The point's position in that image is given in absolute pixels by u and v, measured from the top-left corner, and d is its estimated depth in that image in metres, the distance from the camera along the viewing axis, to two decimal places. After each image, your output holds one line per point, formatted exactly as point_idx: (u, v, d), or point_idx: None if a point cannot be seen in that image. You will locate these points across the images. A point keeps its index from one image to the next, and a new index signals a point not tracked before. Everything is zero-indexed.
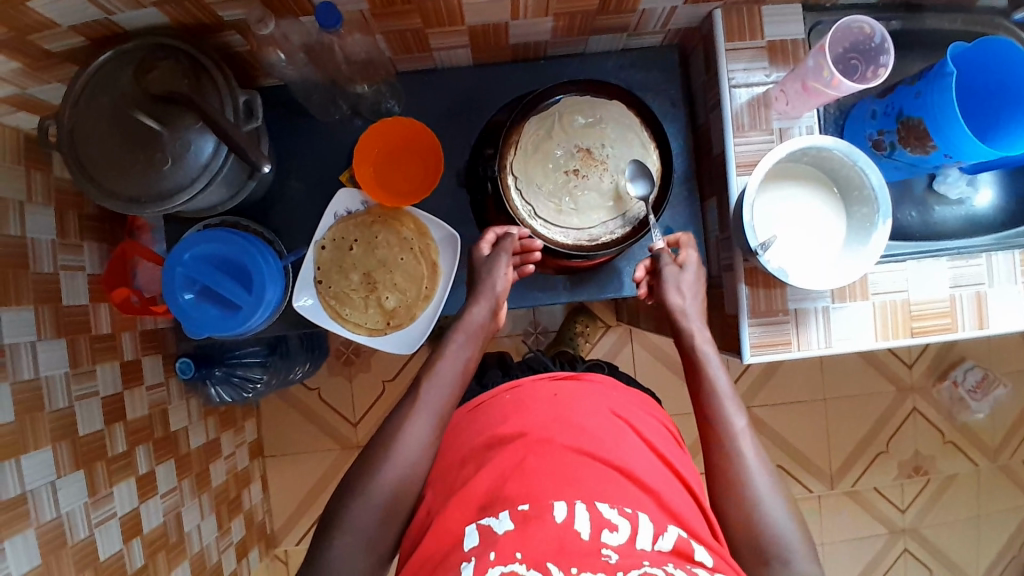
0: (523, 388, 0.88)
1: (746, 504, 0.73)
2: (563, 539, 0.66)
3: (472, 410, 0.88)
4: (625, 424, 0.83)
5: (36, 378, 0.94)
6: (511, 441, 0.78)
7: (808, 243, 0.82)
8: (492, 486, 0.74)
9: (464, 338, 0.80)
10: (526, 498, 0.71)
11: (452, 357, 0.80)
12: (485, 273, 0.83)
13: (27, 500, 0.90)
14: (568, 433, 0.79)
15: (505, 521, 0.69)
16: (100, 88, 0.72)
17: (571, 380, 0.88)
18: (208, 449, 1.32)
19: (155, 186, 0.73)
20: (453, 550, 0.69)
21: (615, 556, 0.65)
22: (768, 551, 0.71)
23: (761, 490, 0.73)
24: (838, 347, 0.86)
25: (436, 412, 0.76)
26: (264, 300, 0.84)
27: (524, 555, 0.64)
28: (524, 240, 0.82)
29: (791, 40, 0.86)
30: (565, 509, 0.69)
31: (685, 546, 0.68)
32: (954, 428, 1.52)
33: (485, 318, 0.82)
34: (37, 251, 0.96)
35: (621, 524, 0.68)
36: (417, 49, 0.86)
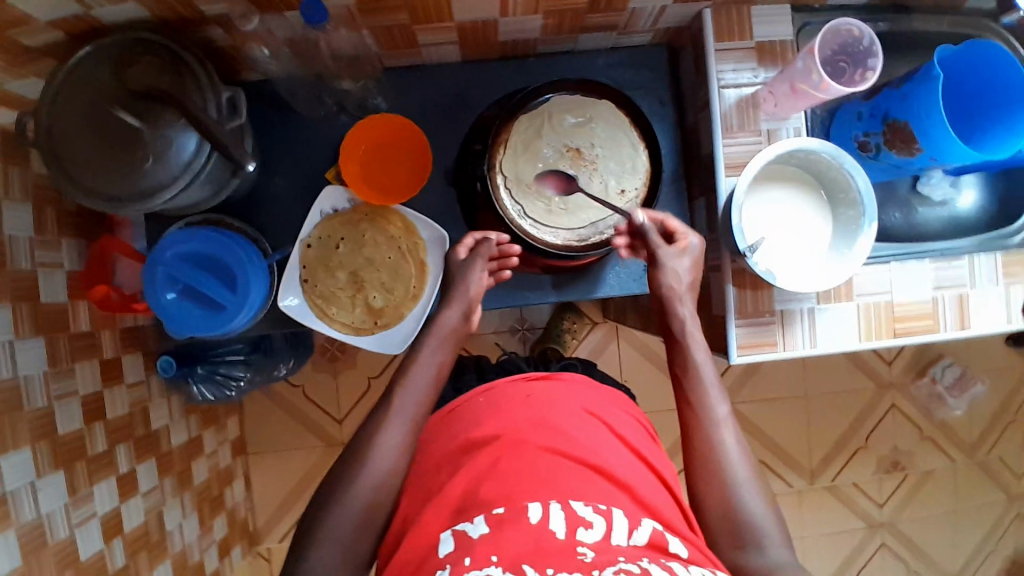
0: (496, 389, 0.86)
1: (723, 488, 0.73)
2: (540, 540, 0.64)
3: (446, 413, 0.86)
4: (602, 423, 0.82)
5: (13, 377, 0.92)
6: (485, 444, 0.77)
7: (795, 245, 0.82)
8: (467, 489, 0.73)
9: (436, 343, 0.83)
10: (501, 500, 0.70)
11: (425, 361, 0.82)
12: (459, 278, 0.85)
13: (4, 502, 0.88)
14: (542, 433, 0.77)
15: (480, 525, 0.68)
16: (77, 82, 0.70)
17: (546, 379, 0.86)
18: (190, 447, 1.30)
19: (137, 186, 0.71)
20: (429, 556, 0.68)
21: (591, 554, 0.63)
22: (744, 535, 0.71)
23: (738, 476, 0.74)
24: (823, 348, 0.87)
25: (409, 417, 0.78)
26: (248, 300, 0.83)
27: (499, 557, 0.63)
28: (502, 246, 0.84)
29: (779, 42, 0.86)
30: (540, 511, 0.68)
31: (659, 539, 0.68)
32: (932, 425, 1.54)
33: (457, 321, 0.84)
34: (13, 249, 0.93)
35: (596, 521, 0.67)
36: (404, 45, 0.84)
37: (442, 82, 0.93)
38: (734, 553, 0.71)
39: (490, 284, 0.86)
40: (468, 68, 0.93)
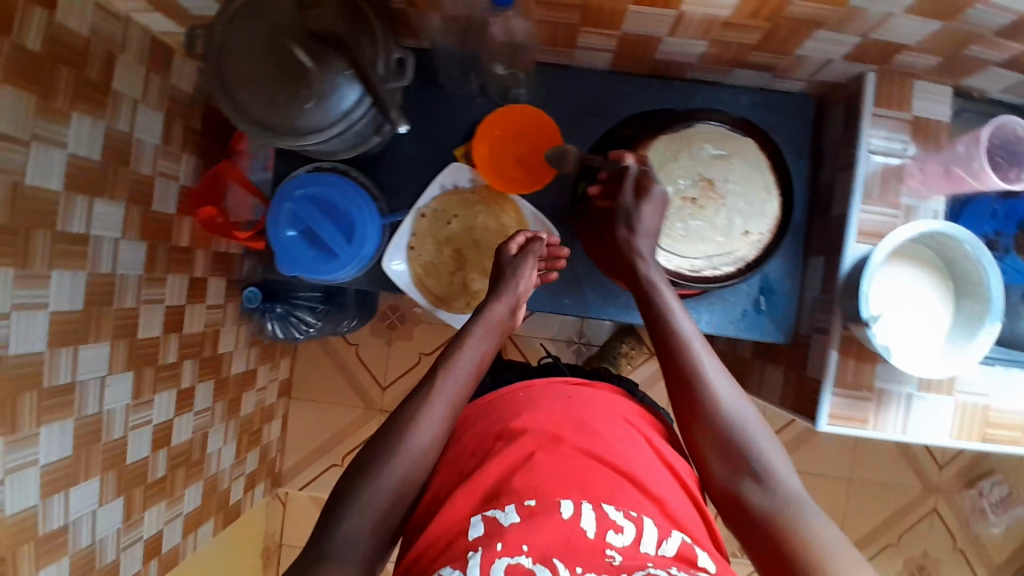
0: (537, 386, 0.85)
1: (721, 437, 0.70)
2: (569, 536, 0.66)
3: (485, 403, 0.84)
4: (638, 432, 0.80)
5: (112, 273, 0.95)
6: (522, 436, 0.76)
7: (911, 324, 0.80)
8: (500, 478, 0.72)
9: (483, 332, 0.81)
10: (533, 493, 0.69)
11: (471, 348, 0.80)
12: (510, 273, 0.85)
13: (75, 390, 0.91)
14: (581, 433, 0.77)
15: (512, 514, 0.67)
16: (260, 12, 0.73)
17: (586, 385, 0.86)
18: (244, 378, 1.33)
19: (293, 122, 0.74)
20: (459, 537, 0.68)
21: (619, 558, 0.64)
22: (746, 470, 0.68)
23: (740, 423, 0.70)
24: (911, 437, 0.85)
25: (451, 399, 0.76)
26: (360, 253, 0.85)
27: (531, 548, 0.64)
28: (552, 248, 0.88)
29: (935, 121, 0.84)
30: (572, 508, 0.68)
31: (687, 551, 0.69)
32: (969, 538, 1.49)
33: (505, 315, 0.84)
34: (139, 150, 0.97)
35: (626, 526, 0.68)
36: (563, 44, 0.84)
37: (586, 85, 0.93)
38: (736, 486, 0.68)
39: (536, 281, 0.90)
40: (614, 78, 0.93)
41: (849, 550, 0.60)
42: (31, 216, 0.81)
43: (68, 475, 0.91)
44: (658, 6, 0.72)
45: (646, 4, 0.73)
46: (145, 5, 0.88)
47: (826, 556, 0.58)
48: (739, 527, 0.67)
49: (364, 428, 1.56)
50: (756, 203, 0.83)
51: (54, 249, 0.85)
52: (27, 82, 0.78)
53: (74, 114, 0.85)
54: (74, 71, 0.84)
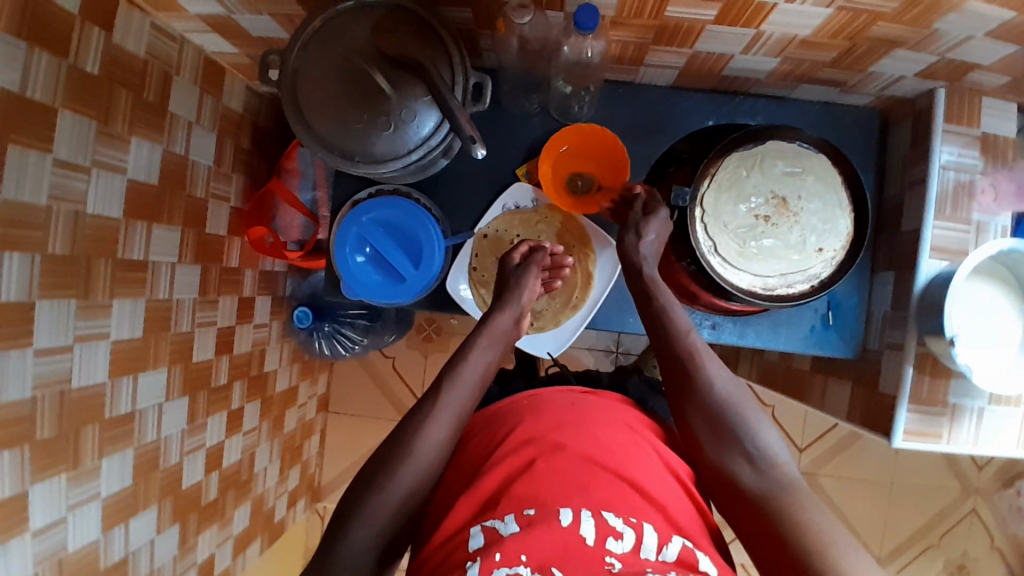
0: (542, 395, 0.85)
1: (715, 421, 0.71)
2: (568, 543, 0.64)
3: (492, 412, 0.85)
4: (641, 438, 0.79)
5: (169, 299, 0.94)
6: (523, 444, 0.75)
7: (991, 342, 0.78)
8: (501, 486, 0.71)
9: (487, 343, 0.79)
10: (533, 501, 0.68)
11: (475, 361, 0.77)
12: (513, 283, 0.84)
13: (135, 418, 0.89)
14: (581, 439, 0.75)
15: (511, 523, 0.66)
16: (337, 38, 0.72)
17: (590, 394, 0.85)
18: (287, 396, 1.32)
19: (370, 148, 0.73)
20: (459, 548, 0.67)
21: (618, 565, 0.62)
22: (739, 450, 0.69)
23: (735, 407, 0.71)
24: (981, 449, 0.84)
25: (454, 415, 0.74)
26: (430, 273, 0.83)
27: (530, 557, 0.62)
28: (555, 257, 0.88)
29: (1003, 137, 0.83)
30: (571, 515, 0.66)
31: (688, 556, 0.67)
32: (1008, 538, 1.49)
33: (509, 325, 0.82)
34: (194, 174, 0.96)
35: (626, 533, 0.66)
36: (630, 61, 0.83)
37: (648, 102, 0.92)
38: (728, 465, 0.70)
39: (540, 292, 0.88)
40: (675, 93, 0.92)
41: (837, 529, 0.63)
42: (98, 246, 0.79)
43: (128, 505, 0.90)
44: (737, 26, 0.71)
45: (726, 24, 0.72)
46: (202, 26, 0.86)
47: (820, 542, 0.61)
48: (734, 503, 0.69)
49: None
50: (829, 219, 0.82)
51: (115, 277, 0.83)
52: (91, 108, 0.76)
53: (136, 141, 0.83)
54: (134, 94, 0.82)
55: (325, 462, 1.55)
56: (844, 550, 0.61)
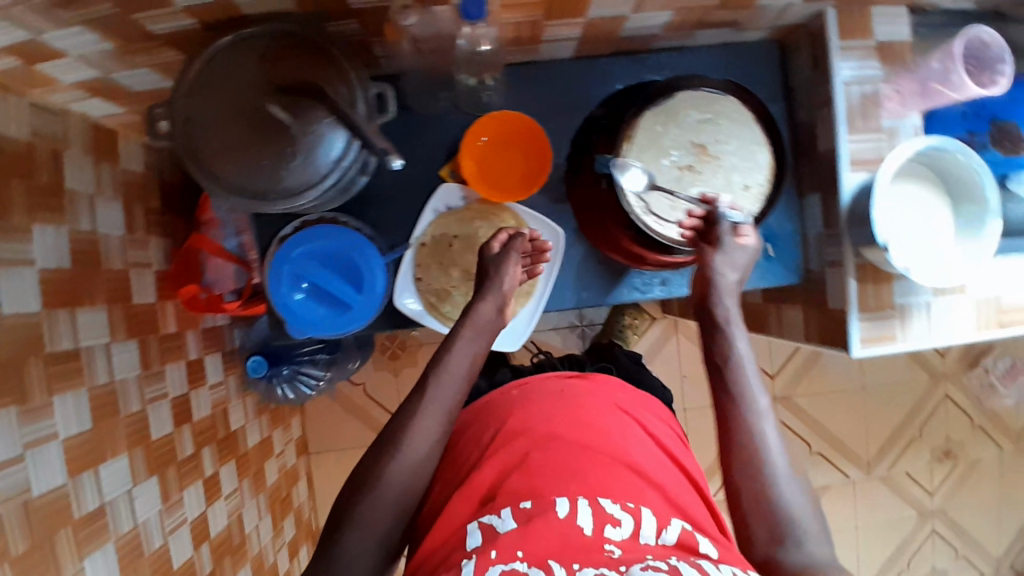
0: (532, 384, 0.90)
1: (765, 504, 0.70)
2: (567, 536, 0.65)
3: (479, 410, 0.89)
4: (630, 420, 0.85)
5: (111, 382, 0.89)
6: (516, 438, 0.79)
7: (923, 240, 0.82)
8: (496, 479, 0.76)
9: (472, 333, 0.79)
10: (528, 496, 0.71)
11: (460, 351, 0.78)
12: (493, 271, 0.83)
13: (105, 513, 0.85)
14: (573, 430, 0.80)
15: (508, 519, 0.69)
16: (221, 78, 0.69)
17: (581, 379, 0.90)
18: (263, 448, 1.28)
19: (283, 183, 0.70)
20: (456, 548, 0.69)
21: (618, 551, 0.64)
22: (785, 535, 0.68)
23: (784, 491, 0.70)
24: (938, 342, 0.88)
25: (443, 409, 0.74)
26: (375, 296, 0.82)
27: (525, 553, 0.63)
28: (535, 241, 0.86)
29: (898, 42, 0.85)
30: (567, 506, 0.69)
31: (688, 539, 0.69)
32: (983, 414, 1.56)
33: (493, 315, 0.82)
34: (107, 248, 0.91)
35: (623, 519, 0.68)
36: (526, 41, 0.82)
37: (555, 78, 0.91)
38: (771, 551, 0.68)
39: (524, 278, 0.87)
40: (579, 64, 0.92)
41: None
42: (21, 347, 0.74)
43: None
44: None
45: None
46: (81, 93, 0.82)
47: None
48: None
49: None
50: (749, 155, 0.84)
51: (48, 375, 0.78)
52: None
53: (37, 229, 0.78)
54: (24, 180, 0.77)
55: (320, 503, 1.51)
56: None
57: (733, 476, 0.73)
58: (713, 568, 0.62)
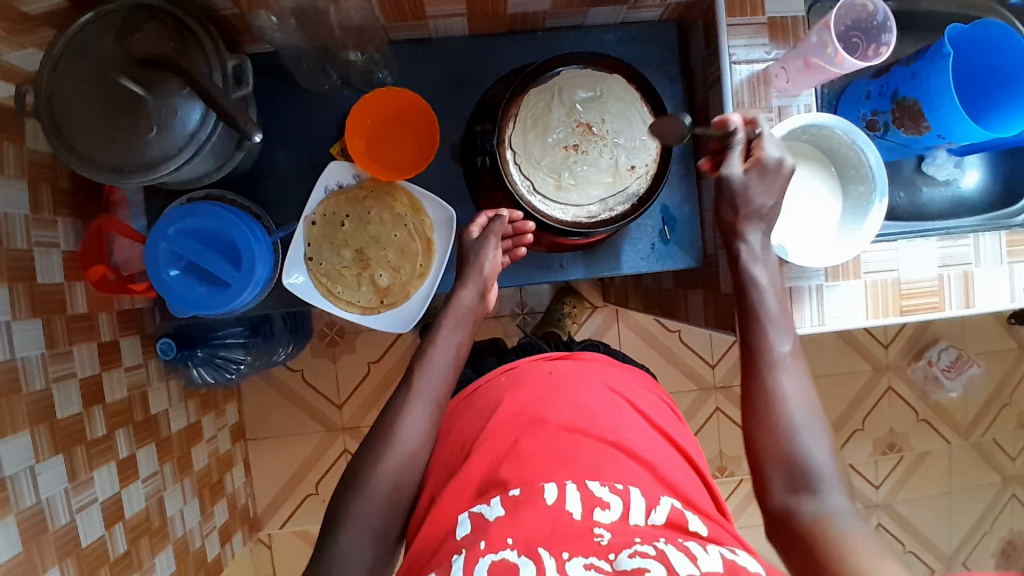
0: (519, 367, 0.83)
1: (787, 452, 0.71)
2: (556, 522, 0.63)
3: (467, 395, 0.83)
4: (623, 398, 0.80)
5: (12, 359, 0.88)
6: (506, 424, 0.74)
7: (806, 220, 0.83)
8: (487, 471, 0.70)
9: (454, 323, 0.83)
10: (518, 483, 0.67)
11: (444, 343, 0.83)
12: (474, 256, 0.86)
13: (5, 487, 0.84)
14: (564, 409, 0.75)
15: (497, 507, 0.66)
16: (78, 49, 0.69)
17: (566, 358, 0.84)
18: (189, 433, 1.28)
19: (141, 156, 0.70)
20: (448, 537, 0.67)
21: (607, 536, 0.63)
22: (806, 487, 0.69)
23: (802, 434, 0.72)
24: (831, 325, 0.88)
25: (431, 397, 0.79)
26: (253, 277, 0.81)
27: (516, 540, 0.62)
28: (517, 223, 0.85)
29: (791, 17, 0.84)
30: (555, 491, 0.66)
31: (678, 517, 0.67)
32: (928, 407, 1.55)
33: (474, 300, 0.85)
34: (10, 227, 0.90)
35: (613, 502, 0.66)
36: (411, 17, 0.82)
37: (450, 58, 0.91)
38: (789, 500, 0.70)
39: (505, 262, 0.88)
40: (474, 44, 0.91)
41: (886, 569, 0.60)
42: None
43: (22, 573, 0.85)
44: None
45: None
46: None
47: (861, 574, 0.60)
48: (785, 539, 0.69)
49: (332, 450, 1.53)
50: (636, 136, 0.84)
51: None
52: None
53: None
54: None
55: (257, 489, 1.52)
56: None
57: (753, 425, 0.74)
58: (703, 551, 0.62)
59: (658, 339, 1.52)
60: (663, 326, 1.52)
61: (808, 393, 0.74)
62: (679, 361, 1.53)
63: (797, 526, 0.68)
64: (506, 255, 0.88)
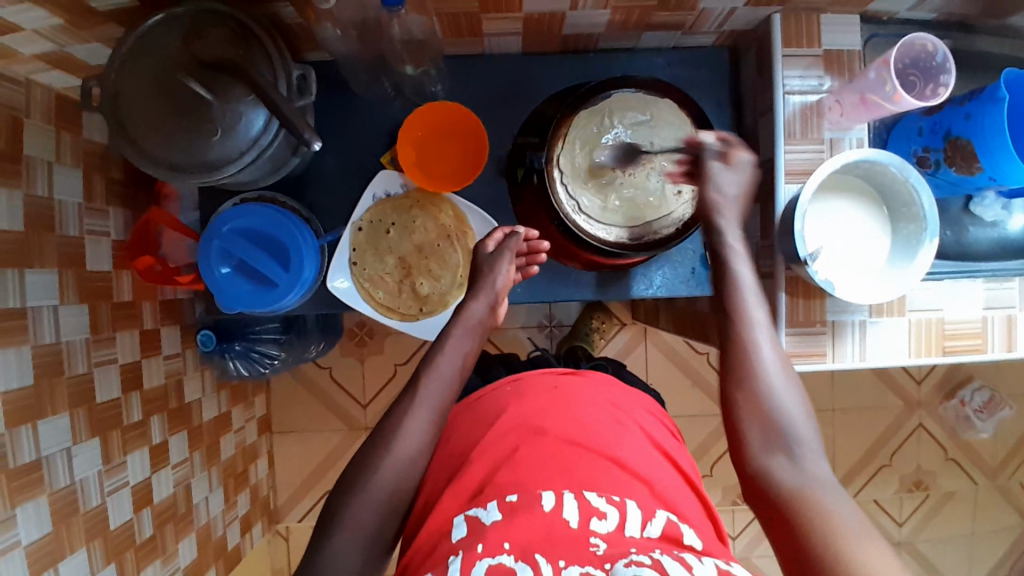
0: (524, 379, 0.83)
1: (763, 410, 0.70)
2: (551, 528, 0.62)
3: (470, 403, 0.83)
4: (625, 418, 0.78)
5: (57, 342, 0.89)
6: (506, 432, 0.74)
7: (851, 252, 0.83)
8: (485, 477, 0.70)
9: (463, 331, 0.82)
10: (515, 488, 0.67)
11: (452, 348, 0.81)
12: (487, 270, 0.86)
13: (41, 466, 0.86)
14: (563, 422, 0.75)
15: (494, 511, 0.65)
16: (146, 49, 0.71)
17: (573, 374, 0.83)
18: (218, 422, 1.30)
19: (204, 157, 0.72)
20: (442, 540, 0.66)
21: (603, 546, 0.61)
22: (779, 443, 0.68)
23: (779, 396, 0.70)
24: (872, 361, 0.87)
25: (434, 405, 0.77)
26: (301, 279, 0.84)
27: (512, 545, 0.60)
28: (531, 242, 0.88)
29: (847, 51, 0.84)
30: (553, 499, 0.65)
31: (673, 530, 0.65)
32: (957, 446, 1.52)
33: (483, 313, 0.84)
34: (63, 214, 0.91)
35: (609, 512, 0.64)
36: (468, 33, 0.83)
37: (502, 74, 0.93)
38: (765, 463, 0.68)
39: (518, 278, 0.89)
40: (526, 60, 0.92)
41: (871, 547, 0.58)
42: None
43: (50, 553, 0.86)
44: None
45: None
46: (42, 66, 0.79)
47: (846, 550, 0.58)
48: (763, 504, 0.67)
49: (353, 448, 1.55)
50: None
51: None
52: None
53: None
54: None
55: (279, 482, 1.54)
56: (864, 551, 0.58)
57: (730, 386, 0.72)
58: (698, 561, 0.60)
59: (688, 361, 1.51)
60: (691, 347, 1.51)
61: (783, 363, 0.72)
62: (706, 383, 1.52)
63: (774, 492, 0.66)
64: (517, 272, 0.90)
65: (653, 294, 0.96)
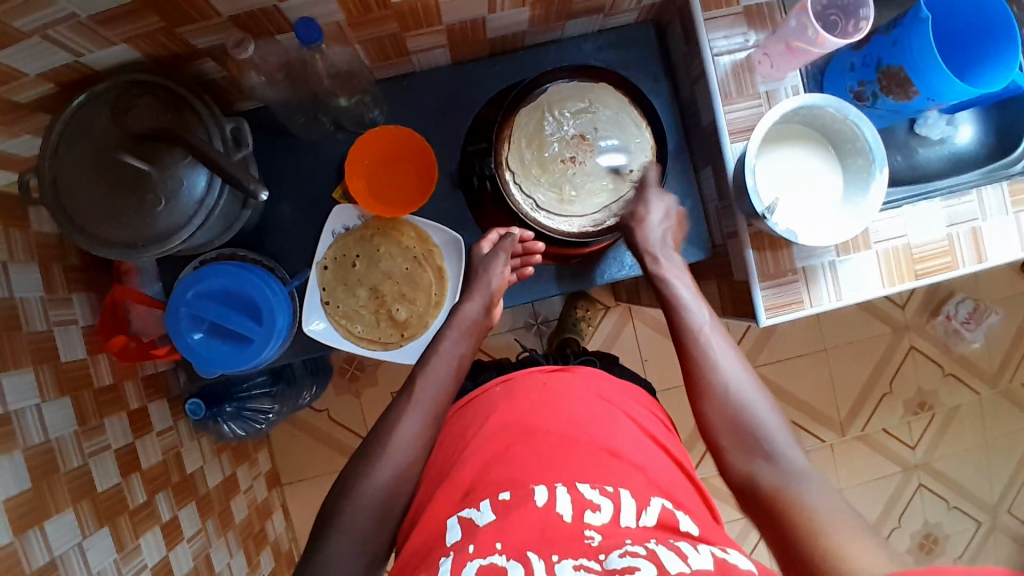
0: (515, 378, 0.83)
1: (731, 416, 0.74)
2: (546, 525, 0.61)
3: (464, 405, 0.83)
4: (615, 408, 0.79)
5: (46, 441, 0.88)
6: (498, 433, 0.74)
7: (808, 197, 0.85)
8: (476, 474, 0.70)
9: (458, 335, 0.83)
10: (507, 486, 0.67)
11: (447, 352, 0.82)
12: (481, 270, 0.88)
13: (57, 567, 0.84)
14: (554, 421, 0.75)
15: (487, 513, 0.64)
16: (76, 131, 0.70)
17: (563, 370, 0.83)
18: (226, 486, 1.29)
19: (152, 229, 0.72)
20: (437, 545, 0.65)
21: (598, 538, 0.60)
22: (756, 449, 0.71)
23: (744, 402, 0.75)
24: (848, 300, 0.89)
25: (429, 406, 0.77)
26: (274, 330, 0.83)
27: (505, 545, 0.59)
28: (526, 244, 0.88)
29: (766, 3, 0.85)
30: (546, 494, 0.65)
31: (669, 518, 0.65)
32: (951, 360, 1.55)
33: (478, 314, 0.86)
34: (26, 310, 0.89)
35: (603, 504, 0.64)
36: (395, 54, 0.83)
37: (437, 89, 0.93)
38: (749, 467, 0.71)
39: (513, 279, 0.90)
40: (457, 70, 0.93)
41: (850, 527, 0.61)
42: None
43: None
44: None
45: None
46: None
47: (825, 535, 0.61)
48: (754, 511, 0.69)
49: None
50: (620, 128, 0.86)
51: None
52: None
53: None
54: None
55: (299, 532, 1.53)
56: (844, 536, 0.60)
57: (698, 403, 0.77)
58: (693, 550, 0.58)
59: None
60: None
61: (748, 375, 0.77)
62: None
63: (758, 492, 0.69)
64: (512, 274, 0.91)
65: (628, 274, 0.96)
